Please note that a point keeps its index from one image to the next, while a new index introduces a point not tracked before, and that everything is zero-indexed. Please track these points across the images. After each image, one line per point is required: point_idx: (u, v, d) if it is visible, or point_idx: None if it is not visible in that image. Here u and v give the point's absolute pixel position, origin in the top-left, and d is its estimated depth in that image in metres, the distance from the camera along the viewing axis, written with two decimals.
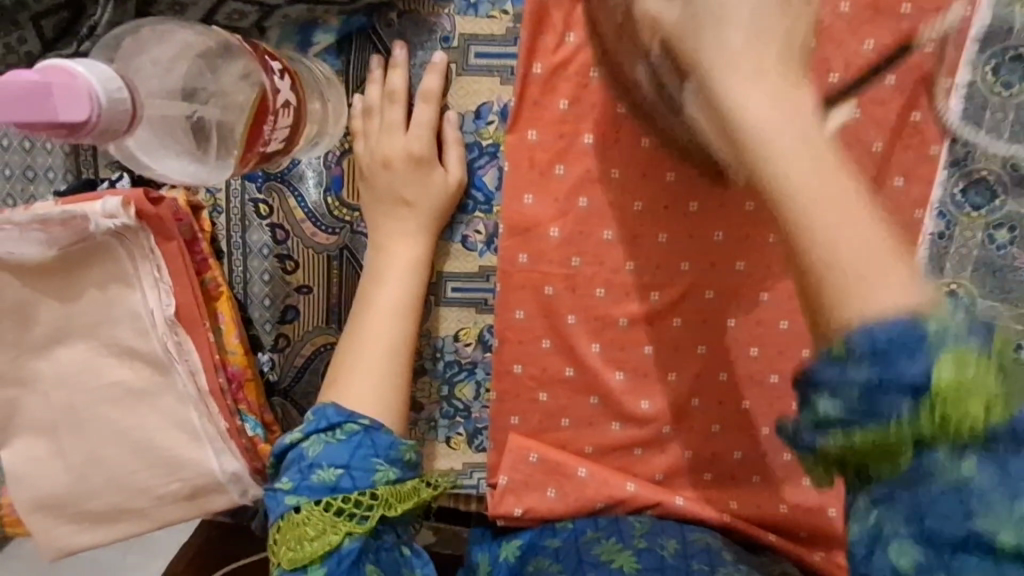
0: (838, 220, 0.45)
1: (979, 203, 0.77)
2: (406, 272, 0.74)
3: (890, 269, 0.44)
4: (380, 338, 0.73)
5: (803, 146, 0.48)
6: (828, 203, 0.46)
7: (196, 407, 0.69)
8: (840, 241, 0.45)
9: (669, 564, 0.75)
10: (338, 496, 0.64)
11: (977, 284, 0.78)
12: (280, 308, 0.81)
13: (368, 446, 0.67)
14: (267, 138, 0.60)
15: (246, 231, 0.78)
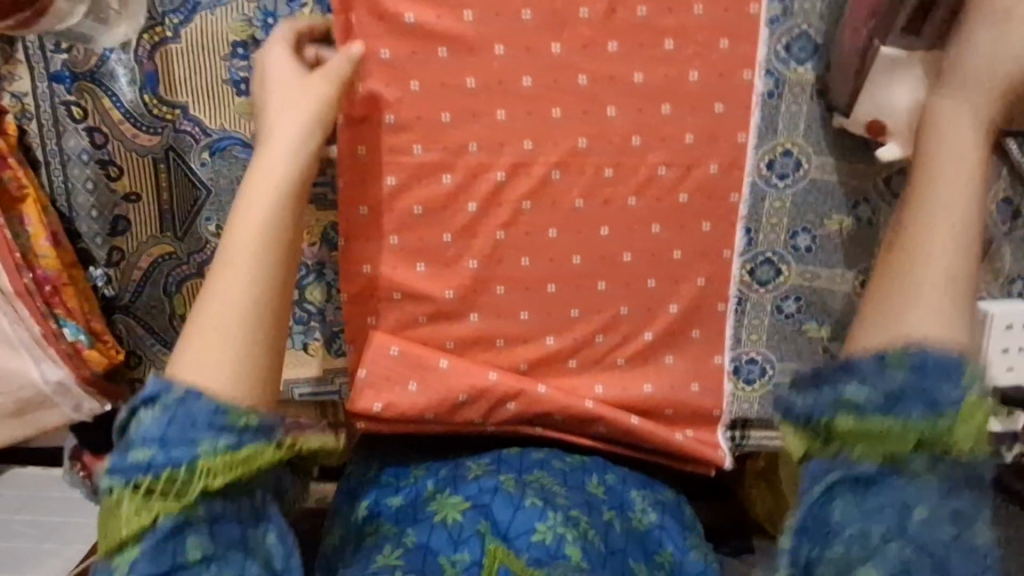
0: (934, 283, 0.47)
1: (802, 58, 0.79)
2: (281, 172, 0.54)
3: (946, 313, 0.46)
4: (265, 222, 0.51)
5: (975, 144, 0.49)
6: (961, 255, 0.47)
7: (5, 311, 0.67)
8: (919, 281, 0.47)
9: (500, 498, 0.74)
10: (153, 477, 0.47)
11: (809, 141, 0.82)
12: (109, 219, 0.77)
13: (185, 417, 0.47)
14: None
15: (61, 137, 0.74)
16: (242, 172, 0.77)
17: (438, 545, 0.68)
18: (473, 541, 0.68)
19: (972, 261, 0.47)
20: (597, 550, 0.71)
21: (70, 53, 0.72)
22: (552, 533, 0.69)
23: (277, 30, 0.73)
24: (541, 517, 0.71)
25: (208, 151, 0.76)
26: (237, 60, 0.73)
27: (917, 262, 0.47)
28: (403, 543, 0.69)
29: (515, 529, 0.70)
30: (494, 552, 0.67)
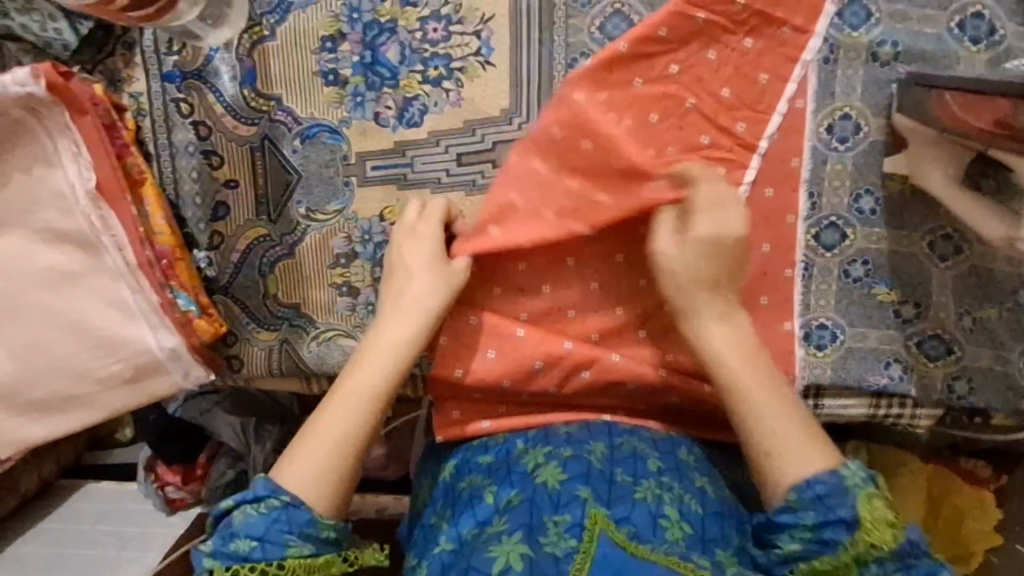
0: (797, 442, 0.66)
1: (855, 24, 0.83)
2: (363, 397, 0.67)
3: (806, 447, 0.66)
4: (381, 371, 0.69)
5: (741, 343, 0.72)
6: (768, 393, 0.69)
7: (127, 281, 0.73)
8: (781, 441, 0.66)
9: (595, 469, 0.71)
10: (247, 566, 0.60)
11: (867, 104, 0.84)
12: (211, 206, 0.84)
13: (284, 520, 0.61)
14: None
15: (171, 131, 0.82)
16: (329, 156, 0.83)
17: (542, 501, 0.68)
18: (574, 504, 0.66)
19: (801, 420, 0.67)
20: (694, 514, 0.69)
21: (181, 55, 0.81)
22: (652, 495, 0.69)
23: (361, 24, 0.80)
24: (637, 488, 0.69)
25: (299, 138, 0.83)
26: (325, 54, 0.81)
27: (756, 420, 0.68)
28: (509, 505, 0.69)
29: (617, 497, 0.68)
30: (597, 515, 0.65)
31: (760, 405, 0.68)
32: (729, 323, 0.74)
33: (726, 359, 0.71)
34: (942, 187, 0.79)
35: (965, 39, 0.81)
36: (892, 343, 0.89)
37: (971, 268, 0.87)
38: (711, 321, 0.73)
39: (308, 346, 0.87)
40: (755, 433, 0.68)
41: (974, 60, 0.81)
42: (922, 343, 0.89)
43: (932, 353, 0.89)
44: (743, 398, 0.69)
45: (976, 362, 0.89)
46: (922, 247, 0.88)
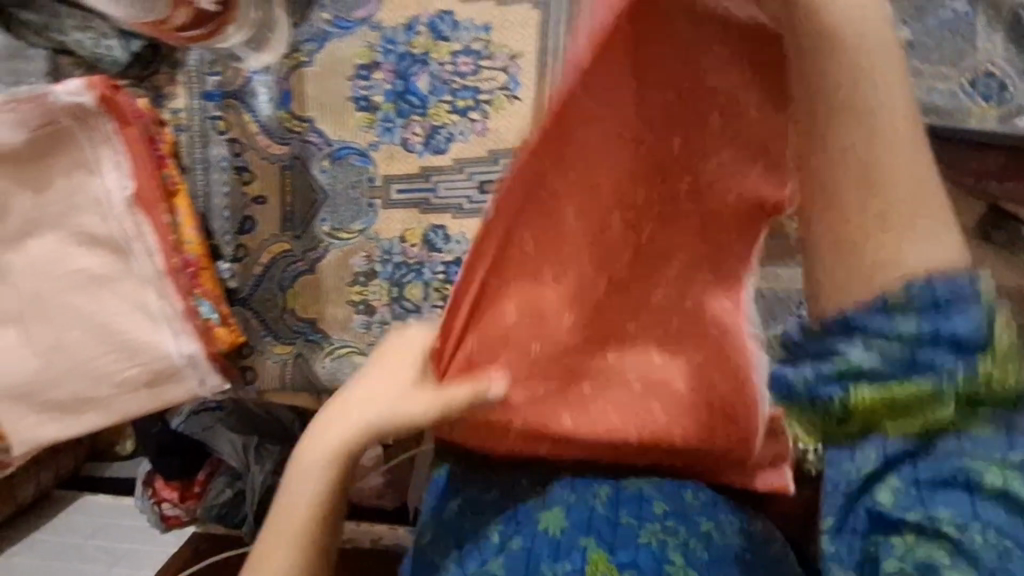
0: (898, 214, 0.42)
1: None
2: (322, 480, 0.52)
3: (928, 233, 0.42)
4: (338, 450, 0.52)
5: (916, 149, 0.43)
6: (911, 192, 0.42)
7: (153, 288, 0.75)
8: (891, 258, 0.42)
9: (597, 513, 0.58)
10: None
11: None
12: (239, 219, 0.87)
13: None
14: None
15: (207, 147, 0.85)
16: (357, 178, 0.86)
17: (539, 551, 0.55)
18: (577, 553, 0.54)
19: (926, 167, 0.43)
20: (702, 559, 0.55)
21: (223, 75, 0.84)
22: (660, 539, 0.55)
23: (395, 55, 0.84)
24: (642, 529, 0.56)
25: (328, 159, 0.86)
26: (360, 80, 0.85)
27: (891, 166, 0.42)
28: (504, 551, 0.56)
29: (621, 541, 0.55)
30: (599, 562, 0.53)
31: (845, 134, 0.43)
32: (881, 129, 0.43)
33: (852, 137, 0.43)
34: None
35: (976, 95, 0.82)
36: None
37: None
38: (859, 131, 0.43)
39: (322, 361, 0.89)
40: (860, 241, 0.43)
41: (986, 114, 0.82)
42: None
43: None
44: (878, 188, 0.42)
45: None
46: None
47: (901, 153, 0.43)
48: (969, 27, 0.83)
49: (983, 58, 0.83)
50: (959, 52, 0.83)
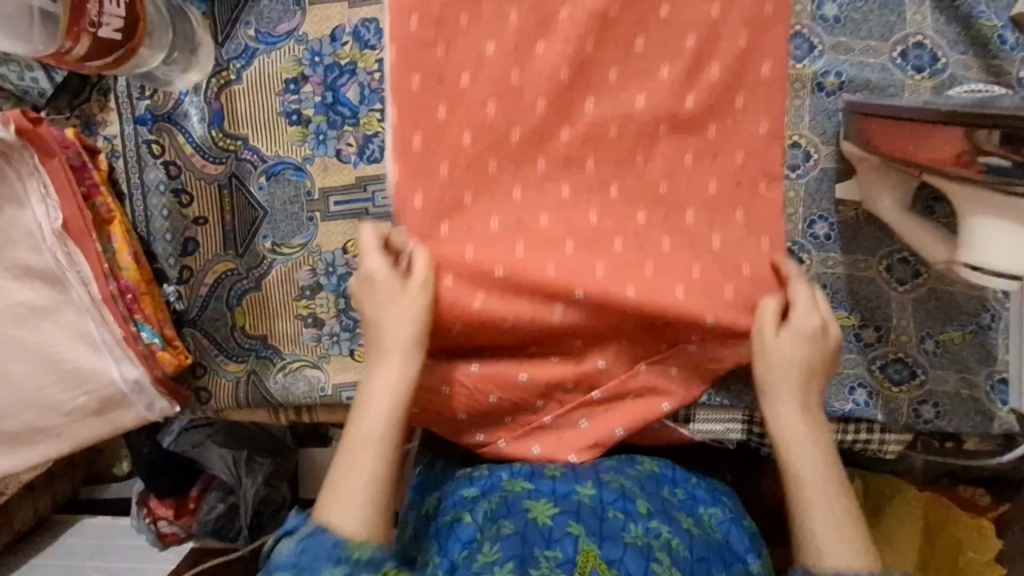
0: (794, 407, 0.73)
1: (800, 56, 0.82)
2: (367, 447, 0.69)
3: (840, 531, 0.68)
4: (380, 414, 0.70)
5: (805, 435, 0.72)
6: (822, 485, 0.70)
7: (92, 316, 0.75)
8: (814, 517, 0.69)
9: (584, 506, 0.71)
10: None
11: (816, 132, 0.84)
12: (181, 241, 0.87)
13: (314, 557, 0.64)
14: (95, 19, 0.60)
15: (143, 171, 0.86)
16: (294, 194, 0.86)
17: (531, 538, 0.67)
18: (566, 540, 0.66)
19: (837, 508, 0.69)
20: (683, 558, 0.69)
21: (153, 99, 0.85)
22: (642, 541, 0.68)
23: (322, 66, 0.84)
24: (627, 527, 0.69)
25: (265, 175, 0.86)
26: (289, 95, 0.85)
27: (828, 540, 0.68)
28: (500, 536, 0.68)
29: (607, 535, 0.68)
30: (589, 553, 0.65)
31: (819, 464, 0.71)
32: (803, 418, 0.73)
33: (784, 416, 0.73)
34: (892, 214, 0.79)
35: (909, 67, 0.82)
36: (856, 367, 0.88)
37: (932, 292, 0.87)
38: (784, 405, 0.73)
39: (274, 376, 0.89)
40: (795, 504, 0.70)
41: (918, 87, 0.82)
42: (885, 366, 0.88)
43: (901, 382, 0.88)
44: (789, 461, 0.71)
45: (941, 386, 0.87)
46: (880, 271, 0.87)
47: (811, 467, 0.71)
48: (897, 0, 0.81)
49: (913, 29, 0.81)
50: (887, 26, 0.82)
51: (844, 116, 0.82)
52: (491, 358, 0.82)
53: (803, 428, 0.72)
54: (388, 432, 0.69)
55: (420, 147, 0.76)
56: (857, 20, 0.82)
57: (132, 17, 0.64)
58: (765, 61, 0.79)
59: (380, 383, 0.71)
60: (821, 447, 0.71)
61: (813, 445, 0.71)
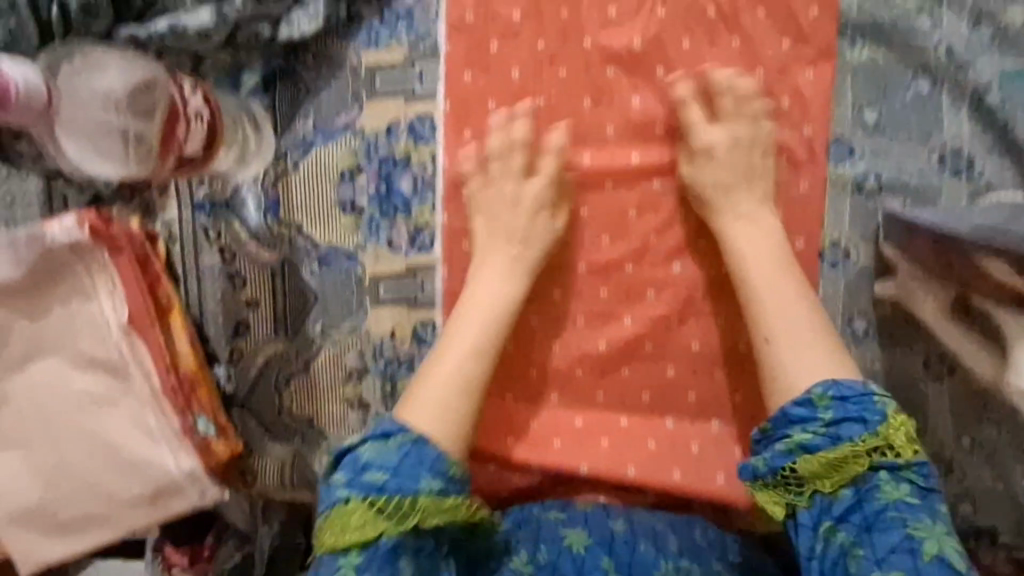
0: (766, 278, 0.80)
1: (841, 159, 0.85)
2: (466, 354, 0.78)
3: (818, 364, 0.75)
4: (479, 326, 0.80)
5: (780, 269, 0.80)
6: (792, 337, 0.76)
7: (152, 407, 0.77)
8: (791, 373, 0.75)
9: (616, 538, 0.81)
10: (384, 496, 0.68)
11: (855, 232, 0.86)
12: (232, 324, 0.89)
13: (416, 458, 0.70)
14: (182, 138, 0.68)
15: (198, 256, 0.88)
16: (344, 280, 0.88)
17: (566, 569, 0.78)
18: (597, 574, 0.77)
19: (813, 331, 0.77)
20: None
21: (211, 187, 0.87)
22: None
23: (377, 159, 0.86)
24: (657, 563, 0.78)
25: (318, 262, 0.88)
26: (344, 186, 0.87)
27: (785, 353, 0.76)
28: (538, 560, 0.79)
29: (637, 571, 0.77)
30: None
31: (768, 292, 0.79)
32: (779, 271, 0.80)
33: (767, 294, 0.79)
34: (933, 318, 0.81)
35: (946, 172, 0.84)
36: None
37: (970, 387, 0.88)
38: (763, 294, 0.79)
39: (320, 458, 0.90)
40: (766, 352, 0.78)
41: (957, 190, 0.84)
42: None
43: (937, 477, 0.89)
44: (761, 315, 0.79)
45: (976, 481, 0.88)
46: (919, 367, 0.88)
47: (785, 309, 0.78)
48: (936, 106, 0.83)
49: (951, 136, 0.83)
50: (927, 132, 0.84)
51: (884, 219, 0.84)
52: (535, 449, 0.88)
53: (783, 287, 0.79)
54: (479, 361, 0.78)
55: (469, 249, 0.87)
56: (897, 127, 0.84)
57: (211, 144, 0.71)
58: (801, 184, 0.85)
59: (491, 292, 0.82)
60: (794, 295, 0.78)
61: (777, 286, 0.79)
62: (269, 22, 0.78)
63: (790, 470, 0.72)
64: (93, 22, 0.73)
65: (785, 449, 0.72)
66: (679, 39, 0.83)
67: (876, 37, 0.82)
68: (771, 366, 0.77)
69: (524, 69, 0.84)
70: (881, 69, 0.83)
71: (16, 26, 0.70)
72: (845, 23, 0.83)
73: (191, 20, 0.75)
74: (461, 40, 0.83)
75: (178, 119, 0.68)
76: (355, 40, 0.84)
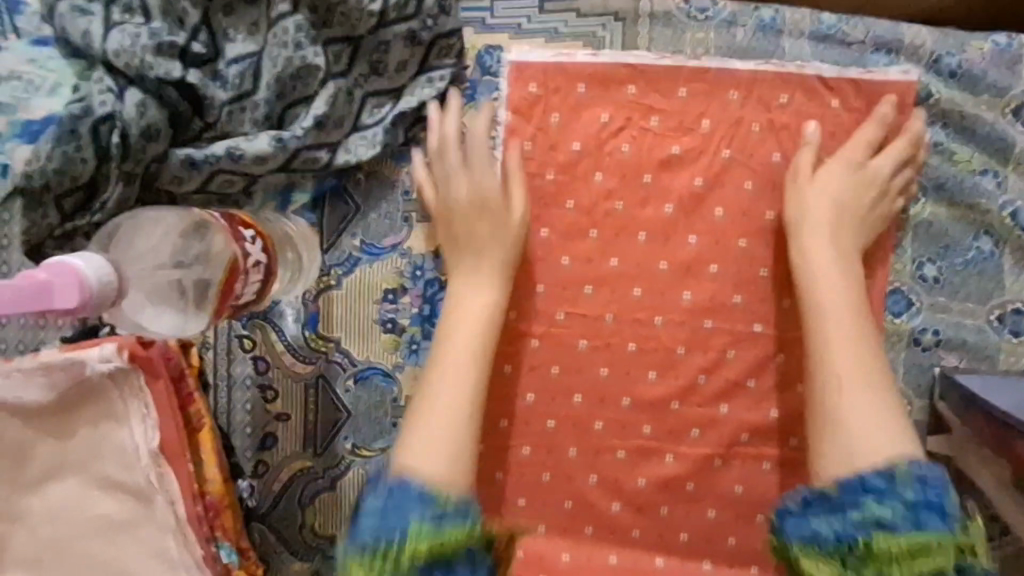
0: (836, 305, 0.75)
1: (897, 311, 0.83)
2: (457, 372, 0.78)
3: (885, 432, 0.67)
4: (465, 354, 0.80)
5: (852, 314, 0.74)
6: (855, 383, 0.71)
7: (174, 536, 0.74)
8: (851, 428, 0.69)
9: None
10: (375, 557, 0.66)
11: (910, 385, 0.84)
12: (260, 436, 0.86)
13: (397, 504, 0.68)
14: (240, 293, 0.68)
15: (231, 364, 0.86)
16: (380, 400, 0.86)
17: None
18: None
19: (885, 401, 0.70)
20: None
21: None
22: None
23: (423, 281, 0.84)
24: None
25: (353, 378, 0.86)
26: (387, 304, 0.85)
27: (846, 412, 0.70)
28: None
29: None
30: None
31: (834, 325, 0.74)
32: (850, 312, 0.75)
33: (832, 332, 0.74)
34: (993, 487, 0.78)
35: (1005, 332, 0.82)
36: None
37: None
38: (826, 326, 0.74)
39: None
40: (831, 394, 0.72)
41: (1014, 353, 0.82)
42: None
43: None
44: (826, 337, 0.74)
45: None
46: None
47: (848, 340, 0.73)
48: (997, 267, 0.81)
49: (1011, 296, 0.82)
50: (987, 291, 0.82)
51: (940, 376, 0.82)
52: None
53: (850, 326, 0.74)
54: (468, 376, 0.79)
55: (510, 374, 0.85)
56: (956, 283, 0.82)
57: (263, 291, 0.71)
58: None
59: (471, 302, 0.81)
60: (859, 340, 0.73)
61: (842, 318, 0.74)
62: (327, 147, 0.78)
63: (862, 544, 0.61)
64: (150, 143, 0.72)
65: (859, 524, 0.61)
66: (739, 182, 0.82)
67: (935, 195, 0.81)
68: (833, 397, 0.71)
69: (579, 201, 0.83)
70: (941, 225, 0.82)
71: (75, 149, 0.70)
72: (906, 177, 0.81)
73: (249, 146, 0.75)
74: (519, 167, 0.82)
75: (239, 274, 0.67)
76: (410, 162, 0.83)
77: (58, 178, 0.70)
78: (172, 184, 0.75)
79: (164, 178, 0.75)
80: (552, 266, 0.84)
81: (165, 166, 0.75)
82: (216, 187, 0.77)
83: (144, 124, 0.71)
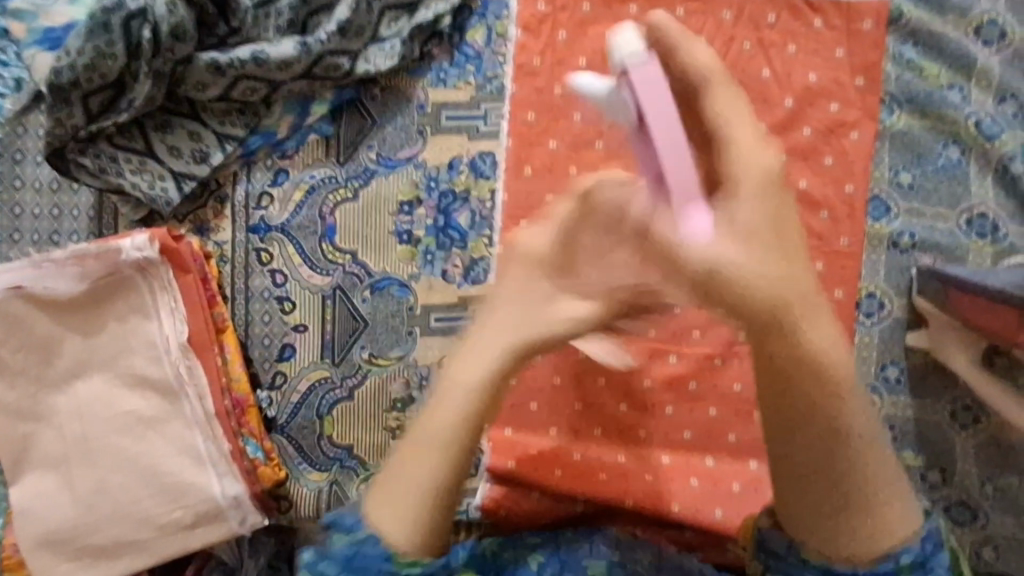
0: (858, 430, 0.59)
1: (877, 215, 0.90)
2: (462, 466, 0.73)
3: (888, 497, 0.61)
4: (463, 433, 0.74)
5: (834, 370, 0.58)
6: (860, 420, 0.59)
7: (202, 431, 0.75)
8: (865, 479, 0.60)
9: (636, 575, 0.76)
10: None
11: (890, 285, 0.91)
12: (278, 347, 0.88)
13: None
14: None
15: (249, 278, 0.87)
16: (396, 309, 0.88)
17: None
18: None
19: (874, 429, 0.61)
20: None
21: (267, 208, 0.87)
22: None
23: (437, 192, 0.88)
24: None
25: (369, 289, 0.88)
26: (402, 216, 0.88)
27: (858, 461, 0.59)
28: None
29: None
30: None
31: (835, 368, 0.58)
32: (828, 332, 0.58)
33: (845, 409, 0.58)
34: (967, 370, 0.85)
35: (973, 234, 0.89)
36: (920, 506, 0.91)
37: (993, 437, 0.91)
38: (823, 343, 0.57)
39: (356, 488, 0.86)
40: (839, 461, 0.59)
41: (982, 253, 0.89)
42: (949, 508, 0.91)
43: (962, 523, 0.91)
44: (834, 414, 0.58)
45: (1000, 529, 0.90)
46: (945, 416, 0.92)
47: (860, 444, 0.59)
48: (965, 174, 0.89)
49: (977, 200, 0.89)
50: (956, 196, 0.89)
51: (917, 274, 0.89)
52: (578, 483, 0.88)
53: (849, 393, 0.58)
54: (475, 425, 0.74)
55: None
56: (928, 189, 0.90)
57: None
58: (843, 237, 0.89)
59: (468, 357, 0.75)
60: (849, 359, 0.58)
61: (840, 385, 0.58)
62: (348, 56, 0.84)
63: None
64: (179, 44, 0.79)
65: None
66: None
67: (910, 108, 0.89)
68: (843, 465, 0.59)
69: (586, 114, 0.87)
70: (915, 136, 0.90)
71: (106, 44, 0.77)
72: (883, 91, 0.89)
73: (274, 50, 0.81)
74: (528, 82, 0.87)
75: None
76: (424, 78, 0.88)
77: (88, 73, 0.78)
78: (196, 89, 0.82)
79: (189, 82, 0.82)
80: (560, 176, 0.88)
81: (190, 70, 0.81)
82: (239, 94, 0.83)
83: (173, 21, 0.78)
